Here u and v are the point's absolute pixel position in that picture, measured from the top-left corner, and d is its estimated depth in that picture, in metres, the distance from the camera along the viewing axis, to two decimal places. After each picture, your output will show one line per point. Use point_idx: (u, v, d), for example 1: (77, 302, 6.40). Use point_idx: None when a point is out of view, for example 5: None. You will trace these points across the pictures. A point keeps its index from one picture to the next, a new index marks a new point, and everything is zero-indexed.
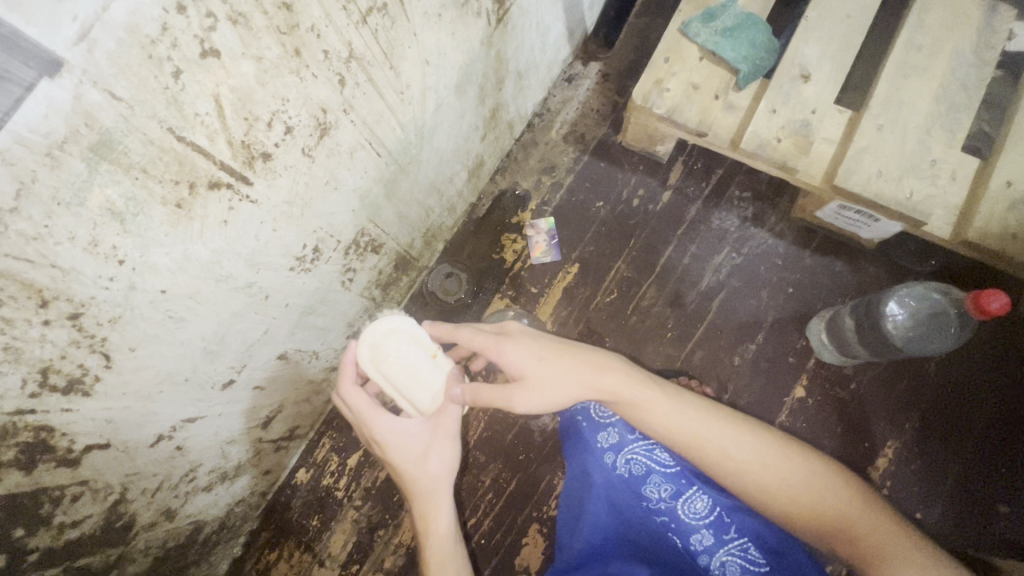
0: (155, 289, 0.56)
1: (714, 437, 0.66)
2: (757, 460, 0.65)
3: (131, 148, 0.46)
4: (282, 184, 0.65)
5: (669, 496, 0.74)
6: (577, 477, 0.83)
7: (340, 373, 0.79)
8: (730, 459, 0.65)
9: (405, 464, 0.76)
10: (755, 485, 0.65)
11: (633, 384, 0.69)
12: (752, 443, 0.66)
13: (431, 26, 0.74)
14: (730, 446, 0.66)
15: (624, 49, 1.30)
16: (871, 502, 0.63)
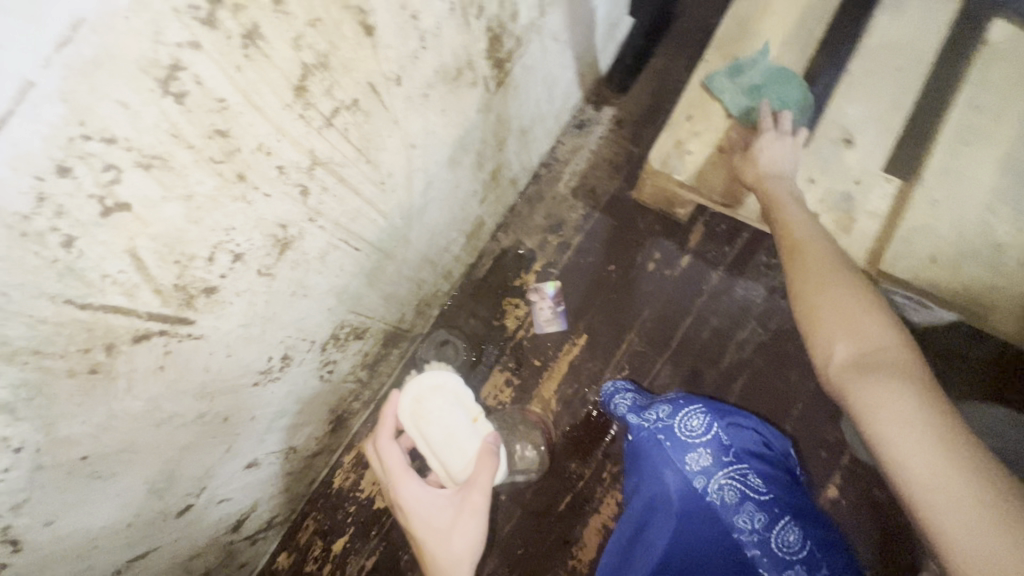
0: (73, 458, 0.47)
1: (828, 279, 0.64)
2: (862, 312, 0.60)
3: (12, 336, 0.36)
4: (235, 312, 0.55)
5: (762, 528, 0.64)
6: (642, 500, 0.72)
7: (379, 426, 0.82)
8: (827, 298, 0.63)
9: (426, 535, 0.72)
10: (805, 278, 0.67)
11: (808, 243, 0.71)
12: (864, 301, 0.61)
13: (416, 109, 0.64)
14: (853, 301, 0.61)
15: (641, 93, 1.18)
16: (913, 351, 0.56)
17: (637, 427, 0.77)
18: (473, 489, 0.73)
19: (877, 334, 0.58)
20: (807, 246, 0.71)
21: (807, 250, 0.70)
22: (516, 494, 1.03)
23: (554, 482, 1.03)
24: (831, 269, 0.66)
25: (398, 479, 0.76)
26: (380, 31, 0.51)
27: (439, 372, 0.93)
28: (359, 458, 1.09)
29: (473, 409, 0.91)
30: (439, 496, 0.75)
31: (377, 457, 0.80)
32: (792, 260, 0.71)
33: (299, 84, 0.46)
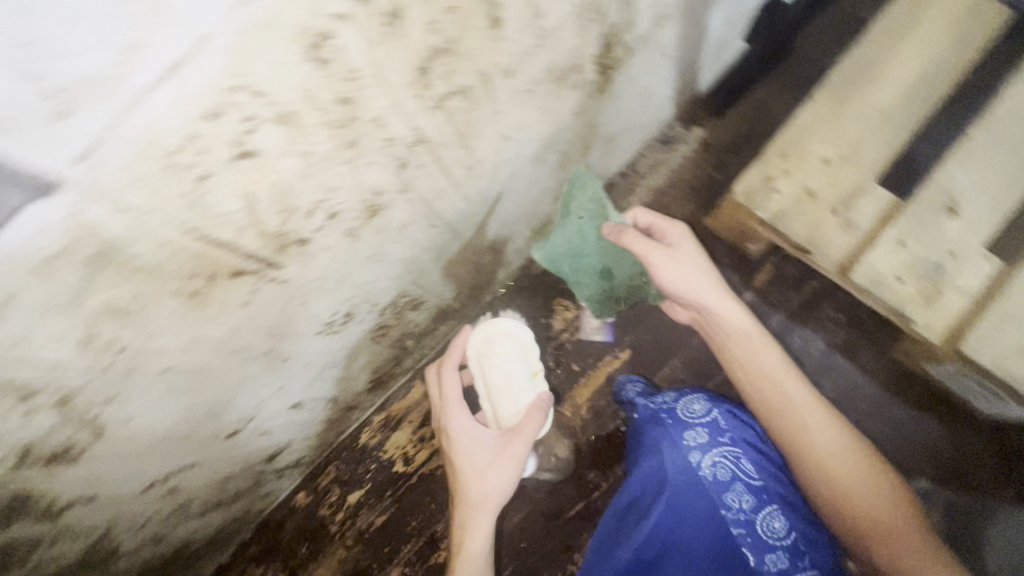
0: (158, 368, 0.52)
1: (817, 420, 0.69)
2: (849, 451, 0.67)
3: (139, 252, 0.40)
4: (317, 264, 0.59)
5: (749, 509, 0.67)
6: (638, 476, 0.72)
7: (446, 356, 0.91)
8: (816, 436, 0.68)
9: (466, 467, 0.78)
10: (821, 466, 0.67)
11: (782, 372, 0.72)
12: (839, 430, 0.68)
13: (519, 102, 0.65)
14: (842, 441, 0.68)
15: (735, 119, 1.15)
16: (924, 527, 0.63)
17: (643, 407, 0.79)
18: (516, 437, 0.80)
19: (838, 443, 0.68)
20: (791, 380, 0.72)
21: (792, 392, 0.71)
22: (529, 490, 1.05)
23: (569, 487, 1.04)
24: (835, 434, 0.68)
25: (449, 407, 0.83)
26: (505, 25, 0.52)
27: (519, 325, 0.96)
28: (388, 420, 1.13)
29: (535, 366, 0.93)
30: (486, 435, 0.81)
31: (437, 384, 0.88)
32: (776, 402, 0.71)
33: (423, 65, 0.48)
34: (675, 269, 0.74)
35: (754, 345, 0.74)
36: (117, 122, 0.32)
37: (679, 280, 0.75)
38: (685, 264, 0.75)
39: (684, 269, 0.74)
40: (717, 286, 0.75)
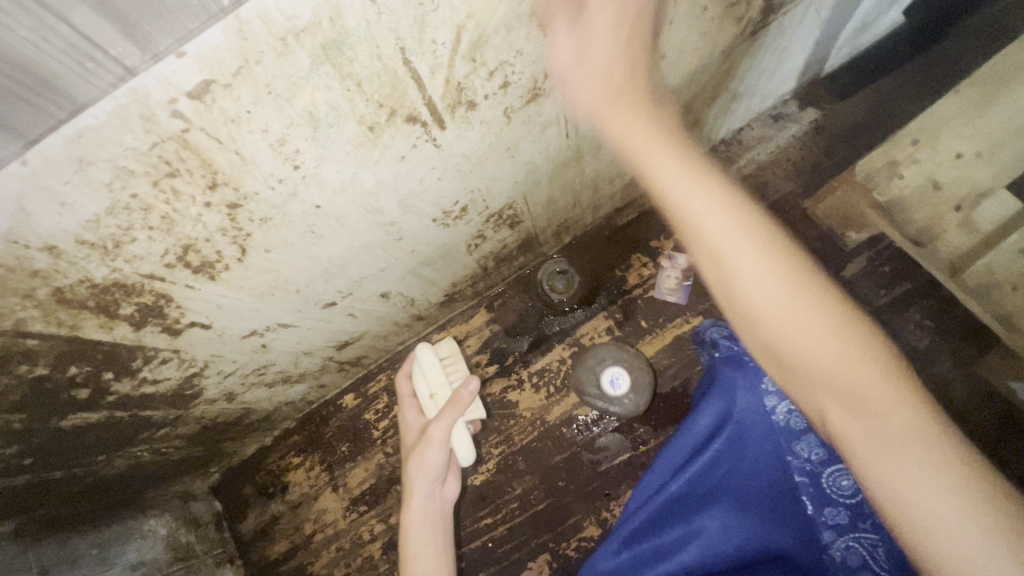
0: (313, 203, 0.52)
1: (774, 293, 0.43)
2: (835, 337, 0.42)
3: (358, 58, 0.40)
4: (470, 137, 0.58)
5: (817, 462, 0.64)
6: (706, 408, 0.73)
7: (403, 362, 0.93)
8: (785, 322, 0.43)
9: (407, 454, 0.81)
10: (751, 309, 0.44)
11: (703, 200, 0.46)
12: (781, 269, 0.43)
13: (690, 18, 0.63)
14: (797, 305, 0.43)
15: (855, 107, 1.11)
16: (865, 368, 0.40)
17: (722, 347, 0.80)
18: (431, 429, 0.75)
19: (775, 294, 0.43)
20: (734, 245, 0.45)
21: (735, 259, 0.44)
22: (576, 431, 1.06)
23: (617, 437, 1.04)
24: (747, 247, 0.44)
25: (402, 406, 0.86)
26: None
27: (423, 348, 0.90)
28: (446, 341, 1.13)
29: (433, 387, 0.86)
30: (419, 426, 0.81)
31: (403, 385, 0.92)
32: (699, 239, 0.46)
33: None
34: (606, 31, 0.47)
35: (682, 175, 0.47)
36: None
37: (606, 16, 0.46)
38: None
39: (600, 76, 0.49)
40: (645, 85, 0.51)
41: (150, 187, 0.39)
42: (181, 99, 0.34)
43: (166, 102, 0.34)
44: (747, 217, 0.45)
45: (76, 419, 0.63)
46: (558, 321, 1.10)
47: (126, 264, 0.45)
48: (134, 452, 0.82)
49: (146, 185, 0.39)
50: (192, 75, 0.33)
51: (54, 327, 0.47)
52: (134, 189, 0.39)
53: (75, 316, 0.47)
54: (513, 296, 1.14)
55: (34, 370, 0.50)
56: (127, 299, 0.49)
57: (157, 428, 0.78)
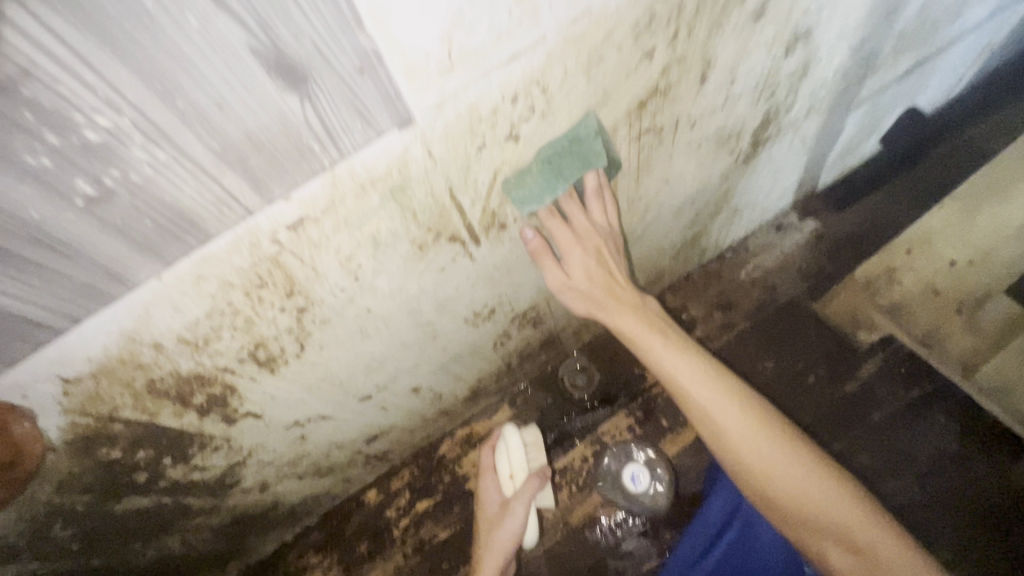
0: (365, 306, 0.61)
1: (767, 450, 0.60)
2: (807, 472, 0.59)
3: (416, 195, 0.50)
4: (500, 251, 0.68)
5: None
6: (717, 499, 0.83)
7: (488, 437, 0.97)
8: (775, 473, 0.60)
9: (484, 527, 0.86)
10: (746, 463, 0.61)
11: (723, 405, 0.62)
12: (760, 429, 0.61)
13: (688, 152, 0.74)
14: (775, 451, 0.60)
15: (851, 218, 1.20)
16: (841, 502, 0.58)
17: None
18: (515, 500, 0.83)
19: (763, 446, 0.61)
20: (718, 408, 0.62)
21: (726, 420, 0.62)
22: (600, 535, 1.03)
23: (642, 542, 1.02)
24: (738, 412, 0.62)
25: (482, 477, 0.91)
26: (708, 83, 0.63)
27: (512, 427, 0.93)
28: (469, 436, 1.16)
29: (514, 466, 0.89)
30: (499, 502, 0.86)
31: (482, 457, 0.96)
32: (703, 412, 0.63)
33: (641, 99, 0.58)
34: (581, 258, 0.66)
35: (672, 353, 0.66)
36: (463, 88, 0.43)
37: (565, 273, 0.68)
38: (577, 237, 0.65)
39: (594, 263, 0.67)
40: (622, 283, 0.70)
41: (243, 296, 0.48)
42: (281, 230, 0.44)
43: (270, 233, 0.44)
44: (725, 385, 0.64)
45: (128, 504, 0.67)
46: (579, 419, 1.12)
47: (209, 358, 0.53)
48: (166, 543, 0.84)
49: (240, 294, 0.48)
50: (293, 213, 0.43)
51: (137, 414, 0.54)
52: (231, 297, 0.47)
53: (156, 404, 0.54)
54: (536, 392, 1.18)
55: (110, 453, 0.57)
56: (201, 389, 0.56)
57: (193, 517, 0.81)
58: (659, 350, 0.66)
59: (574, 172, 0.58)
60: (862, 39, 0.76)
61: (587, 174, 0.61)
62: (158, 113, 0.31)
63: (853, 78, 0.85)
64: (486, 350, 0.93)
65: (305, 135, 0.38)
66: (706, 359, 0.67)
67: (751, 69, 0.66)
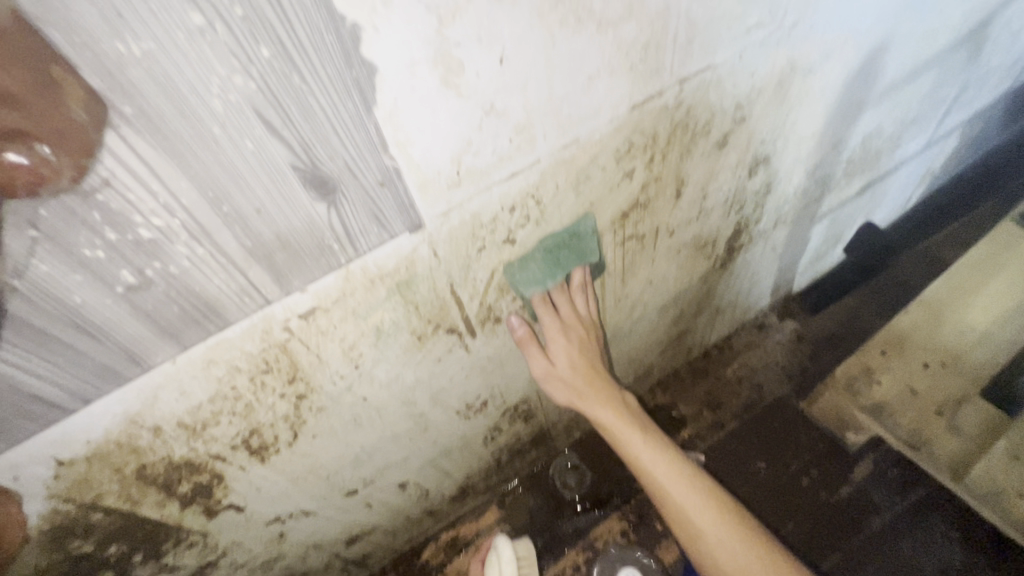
0: (361, 395, 0.62)
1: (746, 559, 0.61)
2: None
3: (420, 289, 0.54)
4: (494, 343, 0.71)
5: None
6: None
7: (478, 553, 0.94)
8: None
9: None
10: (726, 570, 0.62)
11: (700, 508, 0.65)
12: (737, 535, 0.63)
13: (669, 257, 0.81)
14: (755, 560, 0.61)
15: (827, 320, 1.26)
16: None
17: None
18: None
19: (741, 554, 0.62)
20: (696, 509, 0.65)
21: (704, 524, 0.64)
22: None
23: None
24: (715, 514, 0.64)
25: None
26: (683, 198, 0.71)
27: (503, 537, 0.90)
28: (454, 540, 1.10)
29: None
30: None
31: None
32: (681, 514, 0.65)
33: (624, 210, 0.65)
34: (564, 345, 0.69)
35: (651, 450, 0.69)
36: (467, 199, 0.49)
37: (549, 362, 0.72)
38: (562, 327, 0.69)
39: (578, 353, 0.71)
40: (600, 376, 0.73)
41: (247, 381, 0.50)
42: (293, 319, 0.47)
43: (282, 321, 0.47)
44: (701, 485, 0.66)
45: None
46: (570, 522, 1.07)
47: (203, 443, 0.53)
48: None
49: (245, 379, 0.50)
50: (306, 304, 0.47)
51: (120, 502, 0.53)
52: (235, 382, 0.49)
53: (142, 492, 0.53)
54: (526, 492, 1.14)
55: (81, 547, 0.54)
56: (189, 477, 0.55)
57: None
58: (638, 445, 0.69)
59: (569, 261, 0.65)
60: (815, 164, 0.87)
61: (576, 269, 0.67)
62: (205, 216, 0.36)
63: (813, 196, 0.95)
64: (478, 444, 0.92)
65: (327, 235, 0.43)
66: (683, 459, 0.70)
67: (720, 187, 0.75)
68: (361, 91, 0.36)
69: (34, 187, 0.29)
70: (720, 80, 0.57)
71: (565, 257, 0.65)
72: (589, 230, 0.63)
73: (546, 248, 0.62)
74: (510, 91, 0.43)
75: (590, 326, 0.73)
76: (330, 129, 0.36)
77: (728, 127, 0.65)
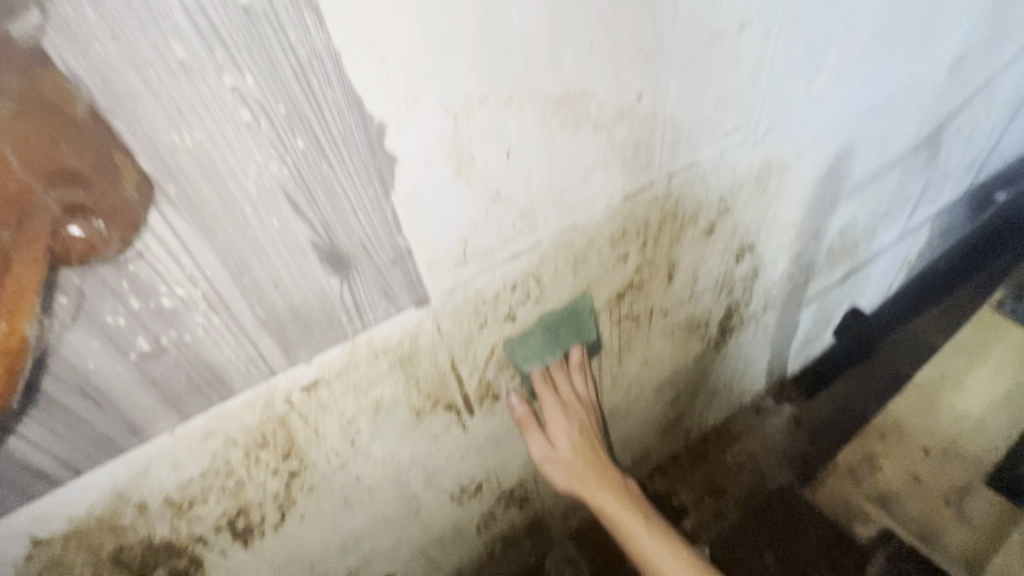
0: (355, 474, 0.60)
1: None
2: None
3: (421, 364, 0.55)
4: (492, 422, 0.70)
5: None
6: None
7: None
8: None
9: None
10: None
11: None
12: None
13: (663, 337, 0.83)
14: None
15: (824, 404, 1.26)
16: None
17: None
18: None
19: None
20: None
21: None
22: None
23: None
24: None
25: None
26: (675, 281, 0.74)
27: None
28: None
29: None
30: None
31: None
32: None
33: (620, 290, 0.68)
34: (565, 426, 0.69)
35: (654, 543, 0.68)
36: (472, 277, 0.51)
37: (549, 445, 0.71)
38: (563, 408, 0.69)
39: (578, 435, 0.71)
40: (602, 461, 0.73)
41: (241, 455, 0.49)
42: (295, 391, 0.48)
43: (284, 393, 0.47)
44: None
45: None
46: None
47: (187, 523, 0.51)
48: None
49: (239, 453, 0.49)
50: (309, 376, 0.47)
51: None
52: (229, 456, 0.48)
53: None
54: None
55: None
56: (166, 562, 0.52)
57: None
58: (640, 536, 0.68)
59: (568, 339, 0.67)
60: (798, 252, 0.92)
61: (574, 347, 0.68)
62: (225, 287, 0.38)
63: (798, 281, 1.00)
64: (470, 531, 0.88)
65: (337, 307, 0.44)
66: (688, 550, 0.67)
67: (709, 270, 0.79)
68: (381, 177, 0.39)
69: (85, 255, 0.31)
70: (704, 175, 0.63)
71: (564, 335, 0.66)
72: (587, 308, 0.65)
73: (545, 326, 0.63)
74: (515, 180, 0.47)
75: (590, 407, 0.73)
76: (349, 210, 0.39)
77: (715, 216, 0.70)
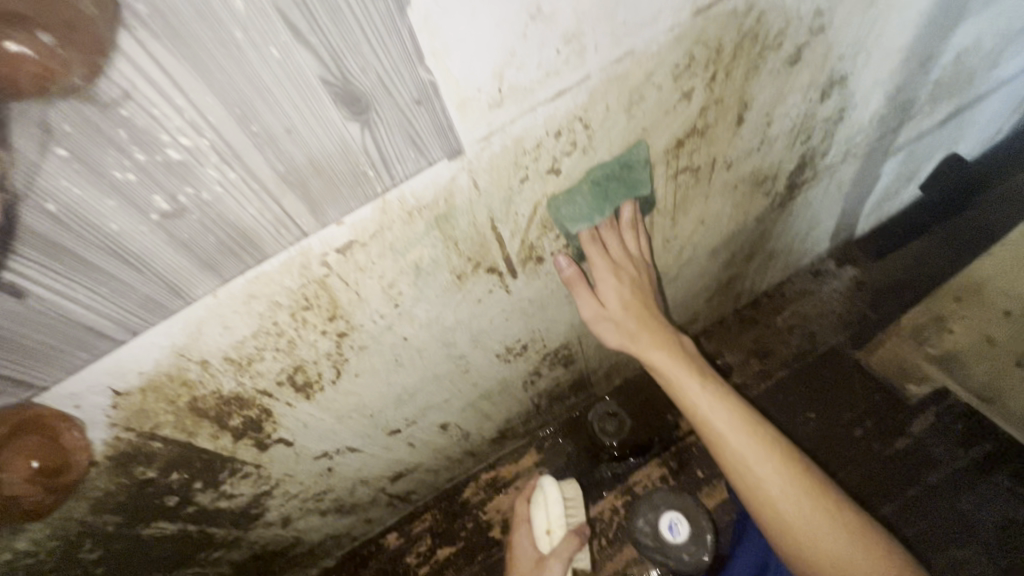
0: (402, 335, 0.61)
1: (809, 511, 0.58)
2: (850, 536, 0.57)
3: (459, 224, 0.51)
4: (536, 285, 0.68)
5: None
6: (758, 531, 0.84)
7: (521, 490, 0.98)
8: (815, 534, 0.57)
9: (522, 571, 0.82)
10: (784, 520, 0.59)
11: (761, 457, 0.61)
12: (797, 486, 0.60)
13: (724, 194, 0.75)
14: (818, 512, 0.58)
15: (894, 265, 1.17)
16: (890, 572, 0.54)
17: None
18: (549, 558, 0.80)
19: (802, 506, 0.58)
20: (756, 459, 0.61)
21: (764, 473, 0.61)
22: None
23: None
24: (776, 463, 0.61)
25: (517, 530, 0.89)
26: (745, 125, 0.64)
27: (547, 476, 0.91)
28: (494, 480, 1.13)
29: (551, 520, 0.86)
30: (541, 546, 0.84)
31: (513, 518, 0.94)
32: (738, 461, 0.62)
33: (680, 138, 0.59)
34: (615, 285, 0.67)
35: (712, 400, 0.65)
36: (510, 122, 0.45)
37: (598, 304, 0.69)
38: (615, 266, 0.66)
39: (629, 289, 0.68)
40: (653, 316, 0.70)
41: (288, 317, 0.50)
42: (330, 253, 0.46)
43: (320, 255, 0.45)
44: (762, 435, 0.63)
45: (153, 529, 0.67)
46: (608, 467, 1.08)
47: (250, 379, 0.54)
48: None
49: (286, 315, 0.49)
50: (343, 237, 0.45)
51: (177, 433, 0.55)
52: (277, 318, 0.49)
53: (195, 424, 0.55)
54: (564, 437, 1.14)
55: (145, 472, 0.57)
56: (238, 411, 0.57)
57: (215, 549, 0.80)
58: (698, 392, 0.66)
59: (618, 195, 0.61)
60: (898, 86, 0.76)
61: (626, 203, 0.63)
62: (233, 136, 0.34)
63: (891, 124, 0.85)
64: (518, 387, 0.92)
65: (361, 159, 0.40)
66: (744, 407, 0.66)
67: (786, 112, 0.67)
68: None
69: (42, 83, 0.27)
70: None
71: (613, 191, 0.60)
72: (641, 159, 0.58)
73: (595, 180, 0.57)
74: None
75: (642, 267, 0.70)
76: (360, 34, 0.33)
77: (804, 38, 0.57)
